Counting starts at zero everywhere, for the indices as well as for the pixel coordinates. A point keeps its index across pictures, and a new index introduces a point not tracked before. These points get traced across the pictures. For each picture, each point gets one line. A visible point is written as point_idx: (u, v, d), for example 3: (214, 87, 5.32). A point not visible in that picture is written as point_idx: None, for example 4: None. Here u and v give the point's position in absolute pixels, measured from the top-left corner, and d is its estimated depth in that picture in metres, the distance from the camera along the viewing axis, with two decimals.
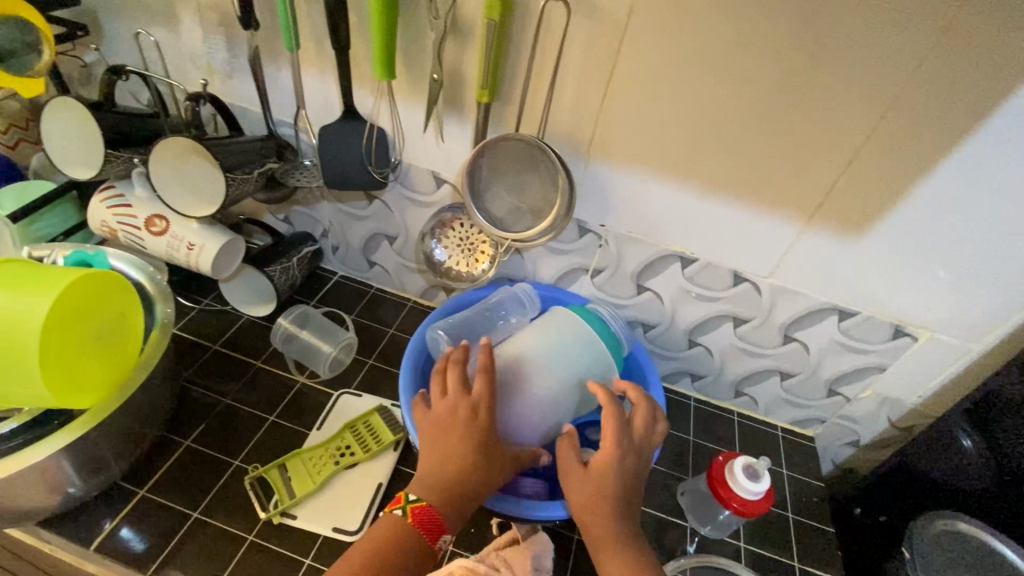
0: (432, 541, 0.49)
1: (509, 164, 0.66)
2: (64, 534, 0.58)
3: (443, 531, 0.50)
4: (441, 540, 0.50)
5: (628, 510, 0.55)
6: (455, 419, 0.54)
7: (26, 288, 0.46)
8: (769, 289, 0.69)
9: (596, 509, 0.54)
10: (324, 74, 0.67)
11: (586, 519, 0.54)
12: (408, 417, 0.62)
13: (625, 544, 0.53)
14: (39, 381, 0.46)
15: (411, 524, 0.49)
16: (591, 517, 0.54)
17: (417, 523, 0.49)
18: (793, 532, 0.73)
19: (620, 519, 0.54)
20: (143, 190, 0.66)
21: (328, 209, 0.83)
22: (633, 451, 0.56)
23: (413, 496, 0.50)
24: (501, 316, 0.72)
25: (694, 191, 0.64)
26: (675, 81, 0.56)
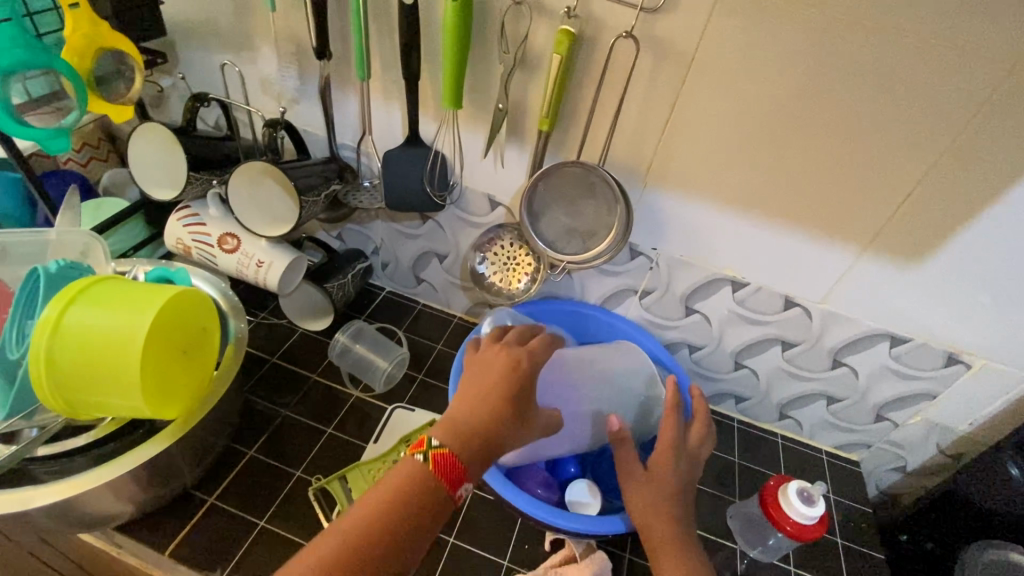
0: (452, 488, 0.45)
1: (566, 189, 0.68)
2: (140, 539, 0.61)
3: (466, 479, 0.46)
4: (462, 489, 0.46)
5: (685, 518, 0.57)
6: (496, 374, 0.53)
7: (128, 306, 0.49)
8: (820, 314, 0.70)
9: (654, 515, 0.55)
10: (391, 102, 0.70)
11: (644, 522, 0.56)
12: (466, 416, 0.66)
13: (683, 550, 0.54)
14: (138, 395, 0.49)
15: (432, 470, 0.45)
16: (651, 520, 0.55)
17: (439, 471, 0.45)
18: (842, 558, 0.73)
19: (679, 525, 0.55)
20: (216, 209, 0.69)
21: (381, 228, 0.86)
22: (687, 456, 0.60)
23: (436, 441, 0.46)
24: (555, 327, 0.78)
25: (749, 217, 0.65)
26: (737, 113, 0.58)
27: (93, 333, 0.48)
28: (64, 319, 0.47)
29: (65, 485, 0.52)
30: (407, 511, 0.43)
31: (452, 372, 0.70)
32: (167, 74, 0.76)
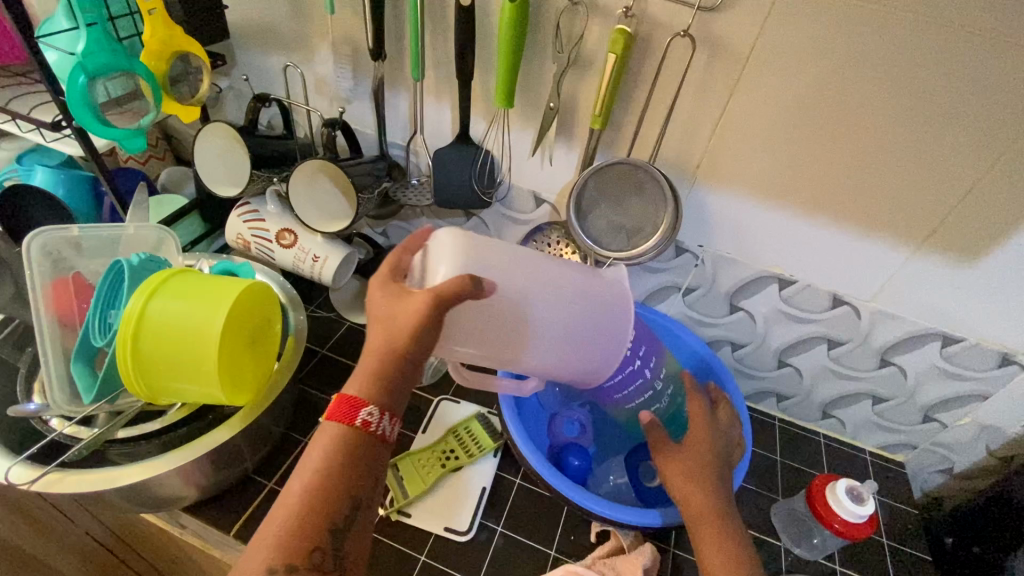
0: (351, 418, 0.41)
1: (614, 187, 0.69)
2: (207, 518, 0.64)
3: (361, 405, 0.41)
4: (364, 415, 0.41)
5: (723, 495, 0.56)
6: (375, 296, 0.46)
7: (204, 298, 0.51)
8: (869, 312, 0.70)
9: (696, 496, 0.55)
10: (442, 101, 0.72)
11: (689, 503, 0.56)
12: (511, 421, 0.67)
13: (733, 536, 0.54)
14: (215, 380, 0.51)
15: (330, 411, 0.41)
16: (691, 495, 0.56)
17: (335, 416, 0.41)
18: (889, 557, 0.73)
19: (715, 494, 0.56)
20: (275, 206, 0.72)
21: (426, 225, 0.88)
22: (721, 432, 0.62)
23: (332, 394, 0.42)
24: None
25: (798, 214, 0.65)
26: (789, 110, 0.58)
27: (173, 324, 0.50)
28: (147, 310, 0.50)
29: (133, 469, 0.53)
30: (327, 467, 0.40)
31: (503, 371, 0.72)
32: (224, 76, 0.79)
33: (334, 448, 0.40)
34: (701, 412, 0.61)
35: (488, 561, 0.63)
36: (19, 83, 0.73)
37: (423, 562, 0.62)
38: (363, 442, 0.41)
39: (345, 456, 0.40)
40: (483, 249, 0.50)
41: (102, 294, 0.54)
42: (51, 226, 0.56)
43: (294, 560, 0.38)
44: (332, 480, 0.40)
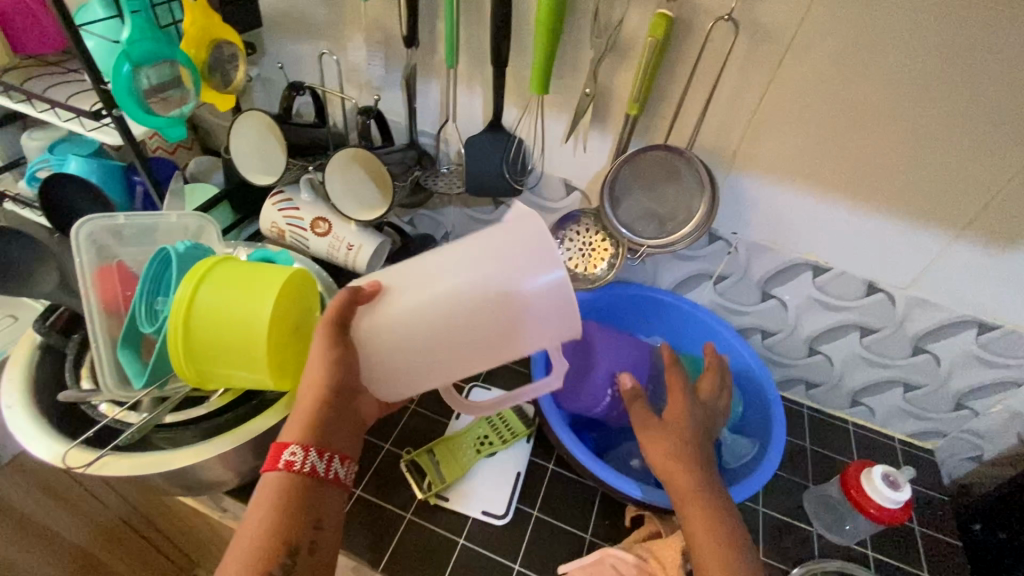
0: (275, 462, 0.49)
1: (648, 174, 0.69)
2: None
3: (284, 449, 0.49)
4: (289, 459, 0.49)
5: (710, 469, 0.55)
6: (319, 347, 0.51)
7: (250, 286, 0.52)
8: (904, 300, 0.69)
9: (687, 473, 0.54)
10: (474, 89, 0.71)
11: (680, 479, 0.54)
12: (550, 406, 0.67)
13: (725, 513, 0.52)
14: (265, 366, 0.52)
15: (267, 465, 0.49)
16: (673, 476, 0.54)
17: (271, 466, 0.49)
18: (920, 543, 0.73)
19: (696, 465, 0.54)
20: (308, 195, 0.73)
21: (454, 214, 0.88)
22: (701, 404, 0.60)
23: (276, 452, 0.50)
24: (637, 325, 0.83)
25: (837, 200, 0.65)
26: (831, 95, 0.58)
27: (223, 312, 0.50)
28: (196, 298, 0.50)
29: (180, 455, 0.54)
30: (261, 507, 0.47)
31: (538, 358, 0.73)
32: (253, 64, 0.79)
33: (272, 493, 0.48)
34: (679, 383, 0.60)
35: (525, 544, 0.64)
36: (53, 73, 0.73)
37: (462, 545, 0.63)
38: (301, 484, 0.48)
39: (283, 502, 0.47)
40: (403, 276, 0.51)
41: (147, 282, 0.55)
42: (96, 215, 0.57)
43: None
44: (273, 525, 0.46)
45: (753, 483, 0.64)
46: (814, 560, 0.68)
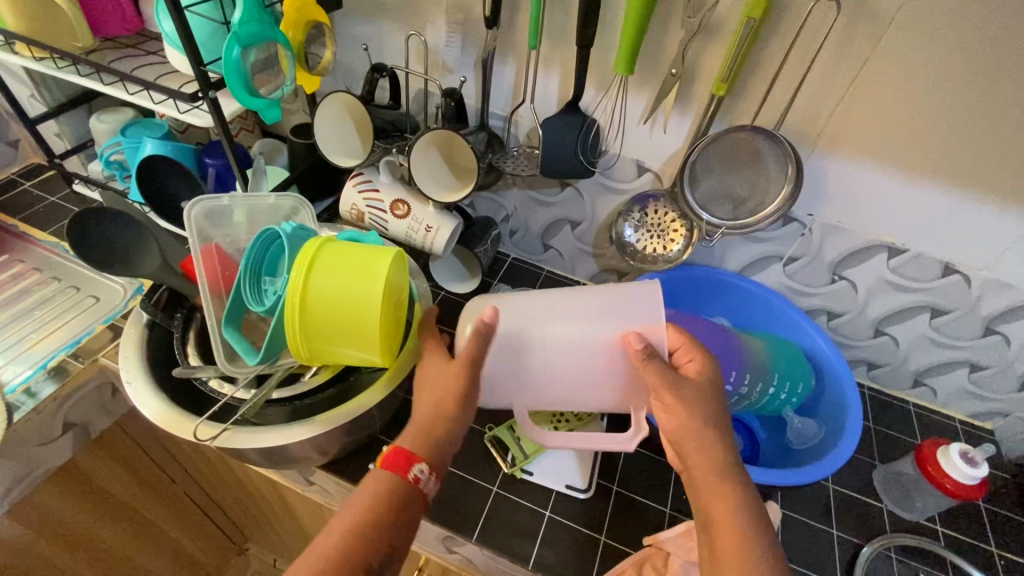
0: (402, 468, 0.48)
1: (728, 157, 0.70)
2: (339, 475, 0.66)
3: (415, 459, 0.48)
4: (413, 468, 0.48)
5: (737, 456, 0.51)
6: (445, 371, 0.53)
7: (360, 269, 0.53)
8: (980, 281, 0.70)
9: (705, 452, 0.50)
10: (552, 70, 0.72)
11: (692, 454, 0.50)
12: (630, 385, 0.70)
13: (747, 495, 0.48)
14: (377, 343, 0.54)
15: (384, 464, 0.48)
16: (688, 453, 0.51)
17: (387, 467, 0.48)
18: (988, 520, 0.74)
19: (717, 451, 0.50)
20: (386, 177, 0.74)
21: (516, 196, 0.89)
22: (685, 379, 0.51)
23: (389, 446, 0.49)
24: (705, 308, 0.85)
25: (921, 183, 0.65)
26: (927, 74, 0.58)
27: (337, 293, 0.52)
28: (310, 281, 0.52)
29: (286, 431, 0.55)
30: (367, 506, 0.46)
31: None
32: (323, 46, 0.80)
33: (386, 492, 0.47)
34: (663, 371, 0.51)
35: (608, 516, 0.66)
36: (134, 54, 0.73)
37: (549, 517, 0.66)
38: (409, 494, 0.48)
39: (396, 504, 0.47)
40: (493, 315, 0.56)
41: (251, 262, 0.56)
42: (200, 198, 0.59)
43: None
44: (385, 519, 0.46)
45: (806, 472, 0.62)
46: (886, 535, 0.69)
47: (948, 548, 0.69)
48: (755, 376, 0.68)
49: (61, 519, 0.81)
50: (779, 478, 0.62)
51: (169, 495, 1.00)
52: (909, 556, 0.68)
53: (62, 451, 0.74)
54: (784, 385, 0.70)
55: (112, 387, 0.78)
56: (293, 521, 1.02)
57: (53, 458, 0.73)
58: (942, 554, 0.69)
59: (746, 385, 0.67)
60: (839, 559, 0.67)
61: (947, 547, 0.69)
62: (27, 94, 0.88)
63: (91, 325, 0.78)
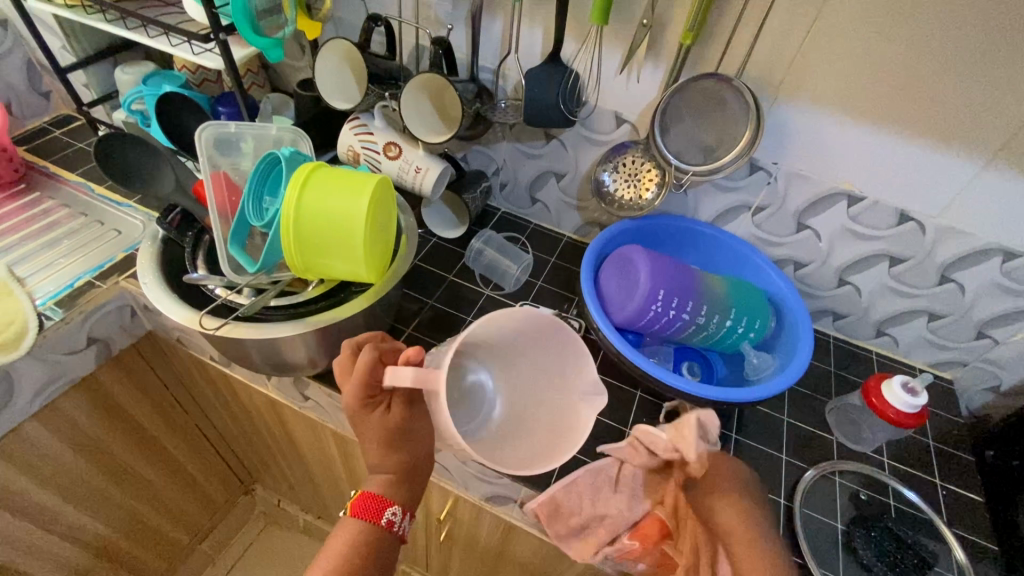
0: (377, 517, 0.56)
1: (698, 106, 0.74)
2: (330, 386, 0.73)
3: (384, 506, 0.56)
4: (387, 515, 0.56)
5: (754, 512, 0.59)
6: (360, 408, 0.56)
7: (346, 192, 0.59)
8: (935, 228, 0.74)
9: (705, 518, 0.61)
10: (535, 23, 0.77)
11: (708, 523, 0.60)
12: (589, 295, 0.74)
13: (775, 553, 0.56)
14: (361, 256, 0.60)
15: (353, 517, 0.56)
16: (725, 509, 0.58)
17: (360, 514, 0.56)
18: (936, 456, 0.78)
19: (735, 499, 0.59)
20: (381, 122, 0.81)
21: (505, 149, 0.95)
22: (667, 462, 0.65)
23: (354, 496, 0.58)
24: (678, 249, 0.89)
25: (876, 128, 0.69)
26: (875, 22, 0.62)
27: (325, 211, 0.58)
28: (302, 199, 0.58)
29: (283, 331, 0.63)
30: (354, 555, 0.54)
31: (586, 259, 0.78)
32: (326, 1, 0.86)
33: (356, 537, 0.55)
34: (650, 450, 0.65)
35: None
36: (153, 4, 0.80)
37: None
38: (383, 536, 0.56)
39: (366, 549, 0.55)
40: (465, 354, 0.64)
41: (253, 182, 0.63)
42: (208, 125, 0.65)
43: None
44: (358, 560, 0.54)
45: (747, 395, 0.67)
46: (831, 461, 0.74)
47: (890, 475, 0.74)
48: (711, 308, 0.72)
49: (85, 433, 0.89)
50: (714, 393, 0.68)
51: (181, 422, 1.08)
52: (853, 481, 0.73)
53: (87, 362, 0.82)
54: (741, 321, 0.74)
55: (131, 310, 0.86)
56: (294, 453, 1.10)
57: (78, 368, 0.81)
58: (885, 481, 0.74)
59: (703, 315, 0.72)
60: (787, 480, 0.72)
61: (890, 474, 0.74)
62: (58, 44, 0.96)
63: (114, 253, 0.86)
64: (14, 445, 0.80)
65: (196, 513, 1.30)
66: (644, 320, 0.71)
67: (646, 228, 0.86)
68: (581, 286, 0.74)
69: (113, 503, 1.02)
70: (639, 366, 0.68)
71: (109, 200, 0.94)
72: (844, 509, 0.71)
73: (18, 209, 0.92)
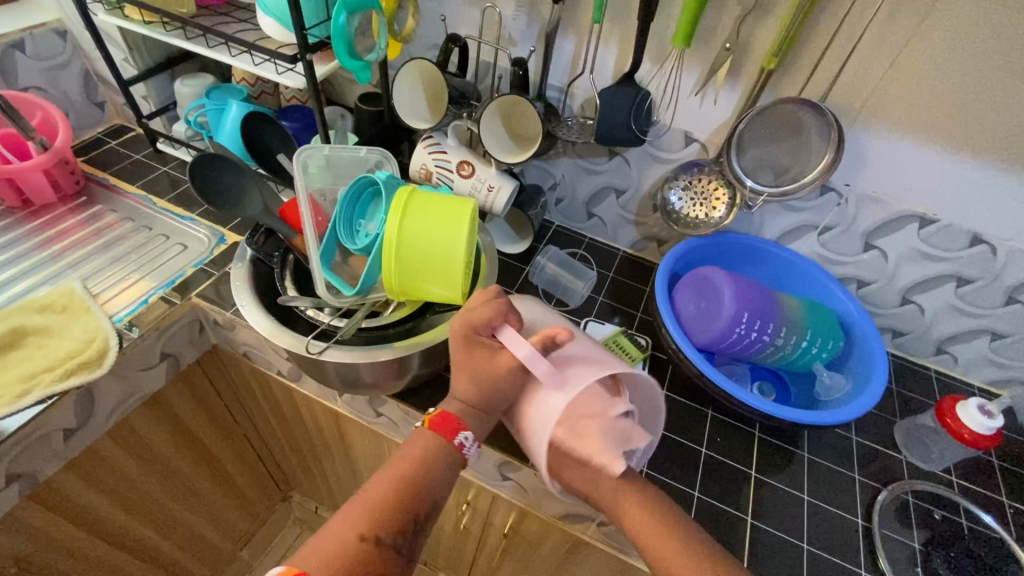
0: (450, 437, 0.54)
1: (775, 128, 0.75)
2: (409, 404, 0.74)
3: (460, 429, 0.55)
4: (460, 437, 0.55)
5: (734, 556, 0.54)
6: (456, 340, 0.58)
7: (445, 218, 0.59)
8: (1006, 251, 0.74)
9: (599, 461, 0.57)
10: (610, 44, 0.77)
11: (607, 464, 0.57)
12: (668, 317, 0.75)
13: None
14: (458, 281, 0.60)
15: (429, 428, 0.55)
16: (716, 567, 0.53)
17: (438, 428, 0.55)
18: (1002, 474, 0.79)
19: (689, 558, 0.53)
20: (453, 140, 0.81)
21: (566, 164, 0.95)
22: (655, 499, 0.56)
23: (433, 409, 0.57)
24: (740, 267, 0.90)
25: (955, 154, 0.70)
26: (963, 53, 0.63)
27: (425, 237, 0.58)
28: (403, 224, 0.58)
29: (375, 352, 0.64)
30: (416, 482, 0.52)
31: (659, 278, 0.79)
32: None
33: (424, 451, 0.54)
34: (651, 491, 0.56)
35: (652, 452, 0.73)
36: (226, 21, 0.80)
37: None
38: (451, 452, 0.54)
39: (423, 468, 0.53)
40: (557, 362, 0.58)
41: (344, 205, 0.64)
42: (302, 147, 0.67)
43: (380, 532, 0.49)
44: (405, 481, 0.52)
45: (837, 414, 0.68)
46: (903, 482, 0.75)
47: (960, 495, 0.75)
48: (788, 330, 0.75)
49: (150, 447, 0.89)
50: (806, 416, 0.68)
51: (232, 434, 1.08)
52: (925, 500, 0.74)
53: (157, 377, 0.83)
54: (814, 341, 0.77)
55: (199, 325, 0.86)
56: (346, 465, 1.10)
57: (149, 381, 0.82)
58: (957, 501, 0.75)
59: (781, 337, 0.75)
60: (862, 500, 0.73)
61: (960, 494, 0.75)
62: (119, 57, 0.96)
63: (183, 268, 0.86)
64: (89, 461, 0.80)
65: (239, 521, 1.29)
66: (725, 341, 0.74)
67: (712, 246, 0.87)
68: (660, 305, 0.76)
69: (172, 515, 1.03)
70: (723, 387, 0.69)
71: (170, 213, 0.94)
72: (919, 528, 0.72)
73: (79, 223, 0.92)
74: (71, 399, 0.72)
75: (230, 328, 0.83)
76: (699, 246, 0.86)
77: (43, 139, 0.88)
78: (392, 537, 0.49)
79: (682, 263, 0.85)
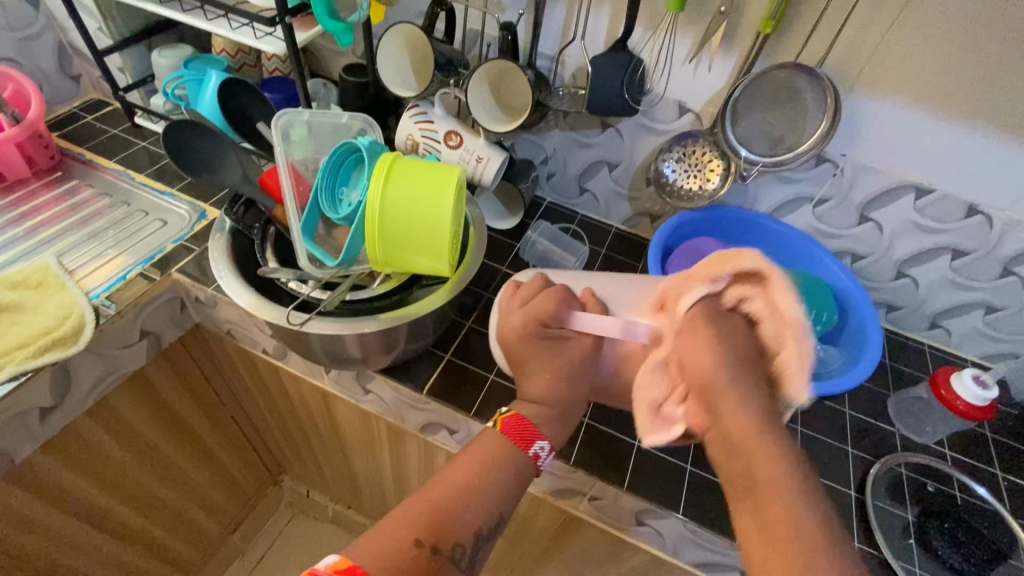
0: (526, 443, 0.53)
1: (770, 96, 0.73)
2: (397, 380, 0.72)
3: (535, 437, 0.54)
4: (535, 446, 0.54)
5: None
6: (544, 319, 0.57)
7: (431, 184, 0.57)
8: (1002, 222, 0.73)
9: (753, 449, 0.41)
10: (601, 10, 0.75)
11: (737, 442, 0.42)
12: None
13: None
14: (445, 250, 0.58)
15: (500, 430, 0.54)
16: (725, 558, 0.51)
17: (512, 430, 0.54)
18: (993, 448, 0.79)
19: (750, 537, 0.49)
20: (441, 109, 0.78)
21: (557, 137, 0.92)
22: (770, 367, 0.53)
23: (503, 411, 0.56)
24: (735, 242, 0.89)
25: (953, 122, 0.68)
26: (963, 15, 0.61)
27: (408, 203, 0.56)
28: (385, 191, 0.56)
29: (359, 324, 0.62)
30: (479, 495, 0.49)
31: (651, 251, 0.78)
32: None
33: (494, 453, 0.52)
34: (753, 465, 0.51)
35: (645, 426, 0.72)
36: None
37: (588, 423, 0.72)
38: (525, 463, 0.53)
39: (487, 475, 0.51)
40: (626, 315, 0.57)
41: (325, 174, 0.62)
42: (280, 112, 0.65)
43: (439, 540, 0.46)
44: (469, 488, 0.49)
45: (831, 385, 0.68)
46: (896, 454, 0.75)
47: (952, 467, 0.75)
48: None
49: (130, 428, 0.87)
50: None
51: (219, 417, 1.06)
52: (918, 472, 0.74)
53: (138, 356, 0.81)
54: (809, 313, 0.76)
55: (180, 302, 0.84)
56: (335, 446, 1.09)
57: (131, 359, 0.80)
58: (949, 472, 0.75)
59: None
60: (854, 472, 0.73)
61: (952, 466, 0.75)
62: (92, 26, 0.92)
63: (163, 244, 0.83)
64: (69, 441, 0.78)
65: (229, 505, 1.29)
66: None
67: (706, 219, 0.85)
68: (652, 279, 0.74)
69: (157, 498, 1.01)
70: None
71: (150, 188, 0.91)
72: (912, 500, 0.72)
73: (54, 199, 0.89)
74: (47, 376, 0.70)
75: (212, 306, 0.81)
76: (692, 220, 0.85)
77: (14, 111, 0.84)
78: (450, 547, 0.46)
79: (676, 237, 0.83)
